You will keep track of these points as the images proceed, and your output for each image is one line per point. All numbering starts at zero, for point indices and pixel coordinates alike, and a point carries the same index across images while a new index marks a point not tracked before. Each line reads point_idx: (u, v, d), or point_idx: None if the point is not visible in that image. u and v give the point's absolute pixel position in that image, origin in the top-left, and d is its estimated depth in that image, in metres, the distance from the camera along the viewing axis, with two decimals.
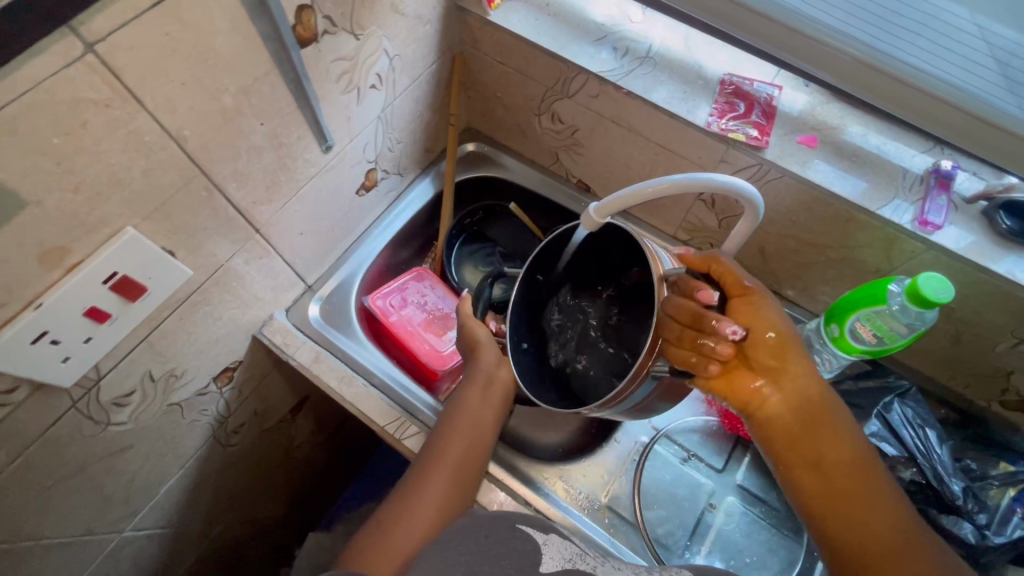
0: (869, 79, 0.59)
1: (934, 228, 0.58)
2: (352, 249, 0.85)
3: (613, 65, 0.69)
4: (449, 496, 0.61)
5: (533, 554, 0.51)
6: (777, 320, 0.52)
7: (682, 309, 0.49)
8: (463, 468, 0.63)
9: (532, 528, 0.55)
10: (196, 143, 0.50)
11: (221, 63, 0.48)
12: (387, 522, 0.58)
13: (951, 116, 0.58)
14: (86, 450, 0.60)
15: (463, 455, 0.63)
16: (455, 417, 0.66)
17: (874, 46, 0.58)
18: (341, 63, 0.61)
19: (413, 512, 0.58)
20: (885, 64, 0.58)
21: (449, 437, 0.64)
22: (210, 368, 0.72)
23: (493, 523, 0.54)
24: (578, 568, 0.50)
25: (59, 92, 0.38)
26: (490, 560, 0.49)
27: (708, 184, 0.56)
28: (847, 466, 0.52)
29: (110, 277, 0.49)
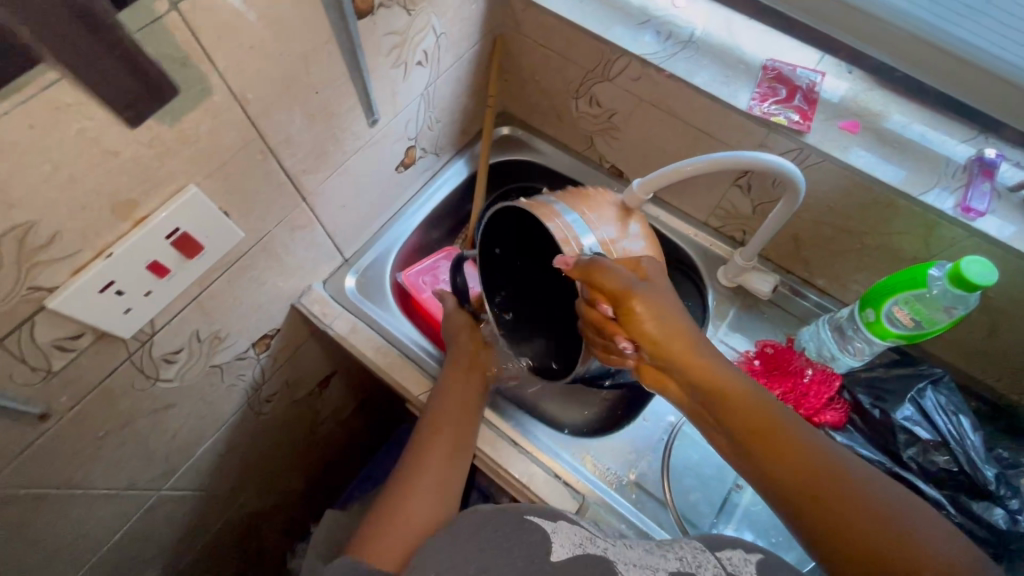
0: (922, 56, 0.60)
1: (976, 215, 0.58)
2: (388, 225, 0.87)
3: (656, 48, 0.69)
4: (446, 482, 0.63)
5: (542, 544, 0.47)
6: (662, 313, 0.55)
7: (589, 316, 0.58)
8: (455, 454, 0.65)
9: (541, 517, 0.51)
10: (257, 107, 0.52)
11: (286, 29, 0.50)
12: (389, 508, 0.59)
13: (1008, 93, 0.58)
14: (135, 404, 0.62)
15: (452, 441, 0.66)
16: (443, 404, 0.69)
17: (930, 23, 0.58)
18: (392, 37, 0.63)
19: (414, 498, 0.60)
20: (945, 41, 0.58)
21: (438, 425, 0.67)
22: (251, 333, 0.74)
23: (500, 514, 0.50)
24: (591, 555, 0.47)
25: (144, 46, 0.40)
26: (501, 553, 0.46)
27: (753, 163, 0.58)
28: (771, 450, 0.50)
29: (172, 232, 0.51)
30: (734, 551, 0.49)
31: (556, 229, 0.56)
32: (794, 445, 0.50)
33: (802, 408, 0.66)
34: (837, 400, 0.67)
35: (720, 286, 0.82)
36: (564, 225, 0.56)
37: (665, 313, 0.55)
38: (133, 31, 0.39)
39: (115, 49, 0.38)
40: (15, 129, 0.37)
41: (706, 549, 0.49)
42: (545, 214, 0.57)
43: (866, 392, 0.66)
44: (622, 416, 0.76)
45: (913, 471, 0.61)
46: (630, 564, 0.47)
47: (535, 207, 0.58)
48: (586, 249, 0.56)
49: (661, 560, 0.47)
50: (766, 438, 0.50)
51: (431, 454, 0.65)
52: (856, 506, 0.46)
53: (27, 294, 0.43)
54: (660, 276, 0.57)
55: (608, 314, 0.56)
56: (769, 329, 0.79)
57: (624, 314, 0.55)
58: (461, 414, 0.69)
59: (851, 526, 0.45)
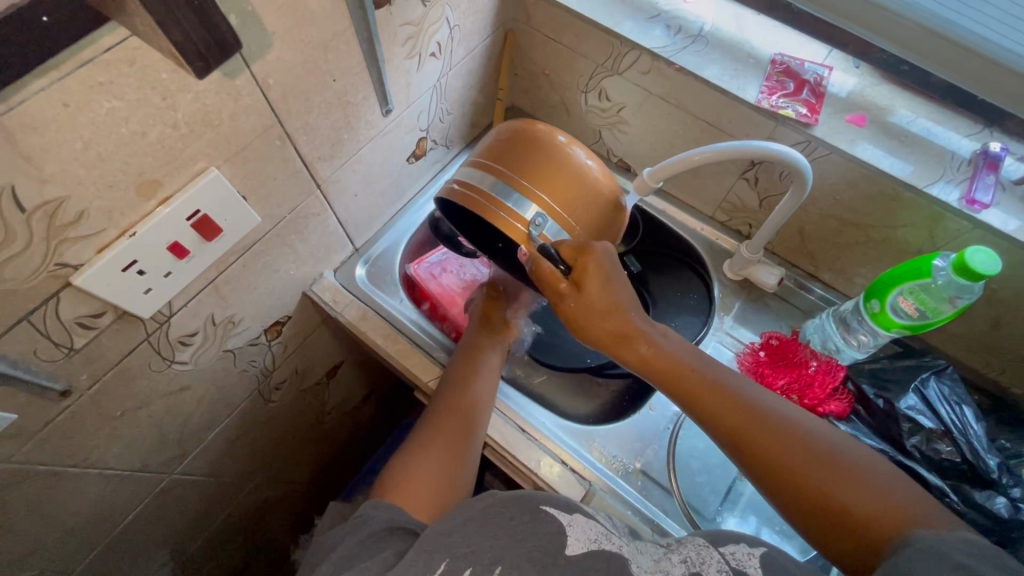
0: (932, 48, 0.60)
1: (981, 207, 0.59)
2: (397, 216, 0.88)
3: (667, 41, 0.70)
4: (464, 447, 0.63)
5: (559, 536, 0.48)
6: (603, 320, 0.58)
7: None
8: (472, 423, 0.66)
9: (556, 509, 0.51)
10: (278, 92, 0.53)
11: (308, 16, 0.51)
12: (406, 465, 0.60)
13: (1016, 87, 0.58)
14: (152, 384, 0.63)
15: (471, 409, 0.67)
16: (463, 375, 0.71)
17: (942, 17, 0.58)
18: (408, 28, 0.64)
19: (432, 457, 0.61)
20: (954, 32, 0.58)
21: (456, 393, 0.68)
22: (263, 319, 0.75)
23: (514, 503, 0.51)
24: (605, 551, 0.48)
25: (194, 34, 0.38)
26: (514, 545, 0.46)
27: (759, 152, 0.59)
28: (743, 430, 0.53)
29: (193, 214, 0.52)
30: (738, 546, 0.50)
31: (501, 222, 0.56)
32: (765, 422, 0.53)
33: (807, 398, 0.67)
34: (841, 391, 0.67)
35: (725, 278, 0.83)
36: (506, 215, 0.56)
37: (613, 290, 0.58)
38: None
39: (176, 12, 0.35)
40: (50, 106, 0.38)
41: (710, 545, 0.50)
42: (486, 205, 0.56)
43: (870, 382, 0.67)
44: (627, 407, 0.79)
45: (915, 459, 0.61)
46: (643, 570, 0.48)
47: (474, 206, 0.57)
48: (532, 230, 0.55)
49: (671, 564, 0.48)
50: (716, 412, 0.55)
51: (449, 420, 0.65)
52: (850, 480, 0.48)
53: (54, 271, 0.44)
54: (605, 251, 0.57)
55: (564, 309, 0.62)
56: (775, 321, 0.80)
57: (569, 318, 0.59)
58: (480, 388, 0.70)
59: (829, 497, 0.48)
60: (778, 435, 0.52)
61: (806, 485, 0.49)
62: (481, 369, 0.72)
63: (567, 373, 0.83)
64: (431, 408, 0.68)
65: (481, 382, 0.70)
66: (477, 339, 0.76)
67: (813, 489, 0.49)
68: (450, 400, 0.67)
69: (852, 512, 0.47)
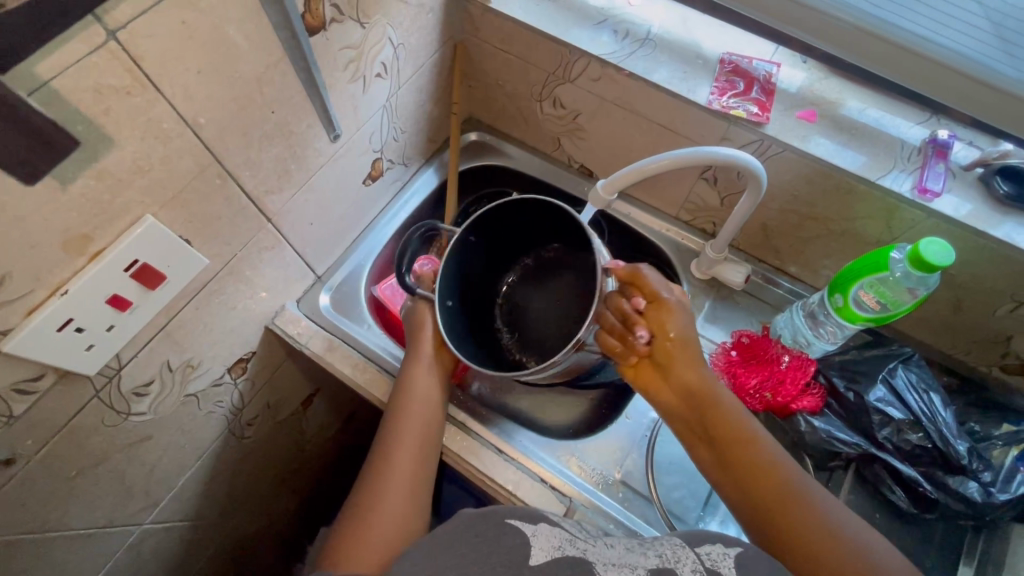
0: (870, 48, 0.60)
1: (933, 196, 0.59)
2: (360, 240, 0.86)
3: (614, 47, 0.70)
4: (413, 502, 0.61)
5: (522, 549, 0.47)
6: (680, 327, 0.62)
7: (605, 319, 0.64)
8: (422, 476, 0.64)
9: (520, 519, 0.50)
10: (211, 131, 0.51)
11: (234, 51, 0.49)
12: (350, 533, 0.58)
13: (954, 81, 0.59)
14: (108, 440, 0.61)
15: (417, 456, 0.65)
16: (406, 413, 0.67)
17: (875, 15, 0.59)
18: (348, 51, 0.62)
19: (379, 520, 0.59)
20: (889, 33, 0.59)
21: (399, 438, 0.65)
22: (225, 359, 0.72)
23: (479, 518, 0.50)
24: (569, 558, 0.47)
25: (84, 78, 0.39)
26: (478, 561, 0.46)
27: (712, 159, 0.59)
28: (761, 473, 0.55)
29: (131, 264, 0.50)
30: (714, 546, 0.50)
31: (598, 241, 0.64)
32: (773, 468, 0.55)
33: (780, 395, 0.67)
34: (813, 386, 0.67)
35: (694, 279, 0.82)
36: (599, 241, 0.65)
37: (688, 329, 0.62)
38: (26, 94, 0.37)
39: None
40: None
41: (687, 545, 0.50)
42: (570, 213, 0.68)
43: (840, 375, 0.67)
44: (606, 416, 0.78)
45: (889, 450, 0.62)
46: (609, 564, 0.47)
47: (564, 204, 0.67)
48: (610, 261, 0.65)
49: (642, 558, 0.48)
50: (745, 450, 0.56)
51: (402, 463, 0.63)
52: (818, 519, 0.52)
53: None
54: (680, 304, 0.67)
55: (635, 310, 0.62)
56: (745, 318, 0.80)
57: (653, 310, 0.62)
58: (424, 429, 0.67)
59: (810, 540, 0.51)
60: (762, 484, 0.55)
61: (787, 527, 0.52)
62: (424, 401, 0.68)
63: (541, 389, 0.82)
64: (375, 453, 0.65)
65: (425, 421, 0.67)
66: (417, 364, 0.71)
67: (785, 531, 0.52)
68: (394, 449, 0.64)
69: (819, 557, 0.50)
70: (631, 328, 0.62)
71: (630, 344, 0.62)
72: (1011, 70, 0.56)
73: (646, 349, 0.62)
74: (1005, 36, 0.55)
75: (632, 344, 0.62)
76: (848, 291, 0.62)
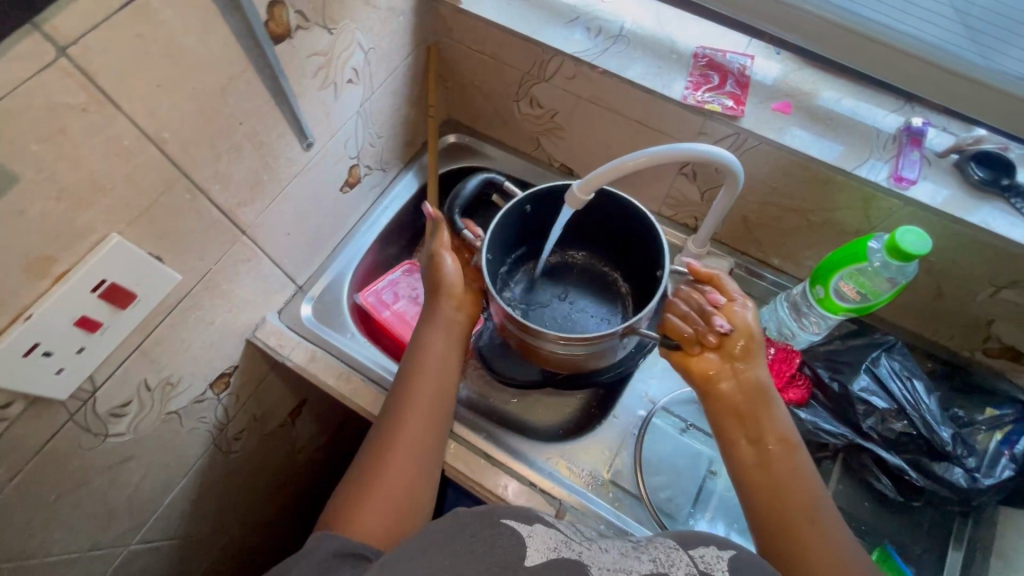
0: (839, 40, 0.61)
1: (909, 183, 0.59)
2: (339, 248, 0.85)
3: (587, 45, 0.69)
4: (419, 472, 0.60)
5: (518, 549, 0.47)
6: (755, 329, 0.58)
7: (676, 309, 0.62)
8: (431, 441, 0.63)
9: (516, 519, 0.50)
10: (176, 145, 0.50)
11: (195, 64, 0.48)
12: (356, 493, 0.58)
13: (922, 71, 0.59)
14: (86, 463, 0.60)
15: (427, 420, 0.63)
16: (419, 376, 0.65)
17: (843, 6, 0.59)
18: (316, 58, 0.61)
19: (386, 481, 0.58)
20: (856, 24, 0.59)
21: (410, 401, 0.63)
22: (206, 374, 0.71)
23: (474, 517, 0.49)
24: (565, 561, 0.47)
25: (35, 97, 0.38)
26: (475, 561, 0.45)
27: (688, 155, 0.57)
28: (796, 490, 0.54)
29: (98, 285, 0.49)
30: (706, 548, 0.49)
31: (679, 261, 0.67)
32: (806, 483, 0.54)
33: None
34: (799, 377, 0.66)
35: None
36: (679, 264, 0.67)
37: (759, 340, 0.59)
38: None
39: None
40: None
41: (680, 547, 0.50)
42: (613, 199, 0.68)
43: (824, 365, 0.66)
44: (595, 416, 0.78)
45: (874, 440, 0.62)
46: (605, 569, 0.47)
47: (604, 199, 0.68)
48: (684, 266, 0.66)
49: (636, 562, 0.48)
50: (778, 463, 0.55)
51: (414, 427, 0.62)
52: (830, 538, 0.52)
53: None
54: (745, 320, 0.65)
55: (715, 304, 0.60)
56: None
57: (730, 307, 0.59)
58: (437, 392, 0.65)
59: (813, 554, 0.51)
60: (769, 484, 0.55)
61: (790, 535, 0.52)
62: (439, 365, 0.66)
63: (528, 391, 0.81)
64: (386, 413, 0.64)
65: (438, 385, 0.65)
66: (435, 325, 0.69)
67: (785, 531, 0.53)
68: (404, 410, 0.63)
69: (819, 563, 0.51)
70: (706, 318, 0.59)
71: (701, 332, 0.59)
72: (979, 59, 0.56)
73: (715, 339, 0.58)
74: (973, 24, 0.55)
75: (704, 333, 0.59)
76: (830, 283, 0.62)
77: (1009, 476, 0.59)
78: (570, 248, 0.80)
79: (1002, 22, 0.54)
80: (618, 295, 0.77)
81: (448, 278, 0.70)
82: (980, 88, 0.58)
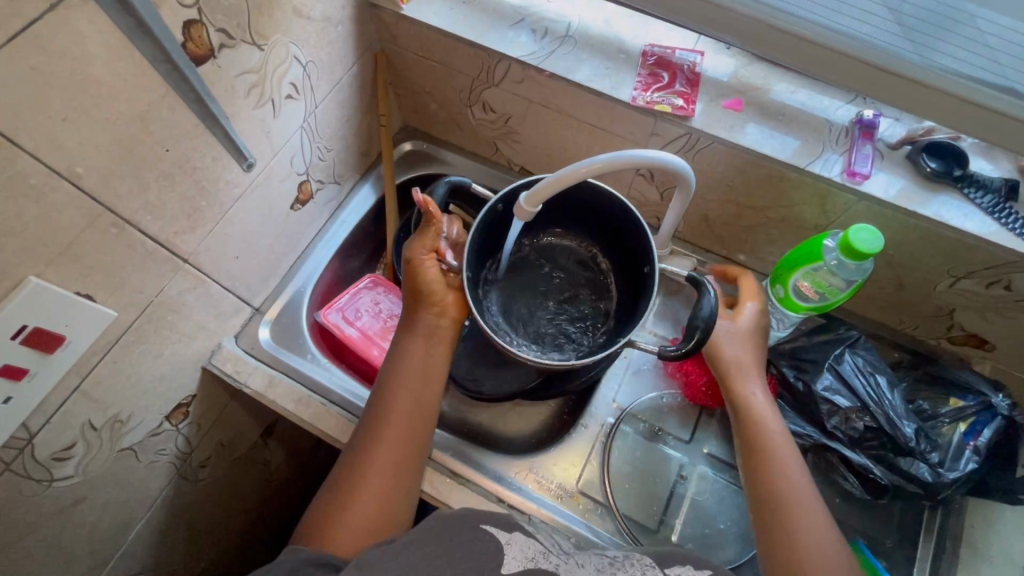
0: (773, 39, 0.60)
1: (862, 178, 0.58)
2: (297, 266, 0.83)
3: (533, 48, 0.67)
4: (398, 482, 0.58)
5: (496, 555, 0.48)
6: (721, 346, 0.60)
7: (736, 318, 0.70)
8: (412, 451, 0.60)
9: (497, 526, 0.51)
10: (94, 179, 0.48)
11: (106, 93, 0.45)
12: (331, 506, 0.56)
13: (857, 70, 0.58)
14: (31, 510, 0.57)
15: (406, 431, 0.60)
16: (397, 386, 0.62)
17: (774, 5, 0.58)
18: (247, 76, 0.58)
19: (362, 494, 0.56)
20: (792, 25, 0.58)
21: (388, 411, 0.61)
22: (161, 407, 0.69)
23: (455, 521, 0.50)
24: (542, 569, 0.48)
25: None
26: (453, 564, 0.46)
27: (635, 160, 0.54)
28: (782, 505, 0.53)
29: (19, 331, 0.46)
30: (684, 568, 0.51)
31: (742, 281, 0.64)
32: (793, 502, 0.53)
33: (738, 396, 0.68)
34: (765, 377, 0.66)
35: None
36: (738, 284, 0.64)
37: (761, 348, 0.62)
38: None
39: None
40: None
41: (656, 565, 0.51)
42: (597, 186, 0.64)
43: (790, 365, 0.66)
44: (567, 423, 0.77)
45: (839, 439, 0.62)
46: None
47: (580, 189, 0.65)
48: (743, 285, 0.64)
49: None
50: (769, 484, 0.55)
51: (394, 436, 0.60)
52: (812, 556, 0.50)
53: None
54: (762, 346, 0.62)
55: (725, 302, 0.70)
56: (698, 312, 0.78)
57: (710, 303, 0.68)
58: (417, 401, 0.62)
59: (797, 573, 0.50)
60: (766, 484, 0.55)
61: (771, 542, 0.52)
62: (418, 374, 0.63)
63: (497, 403, 0.80)
64: (363, 424, 0.61)
65: (417, 394, 0.62)
66: (416, 331, 0.64)
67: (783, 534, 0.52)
68: (383, 421, 0.60)
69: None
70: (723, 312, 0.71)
71: None
72: (911, 55, 0.56)
73: None
74: (904, 22, 0.55)
75: None
76: (791, 287, 0.62)
77: (972, 468, 0.59)
78: (541, 231, 0.75)
79: (935, 21, 0.54)
80: (598, 271, 0.74)
81: (430, 285, 0.64)
82: (912, 85, 0.57)
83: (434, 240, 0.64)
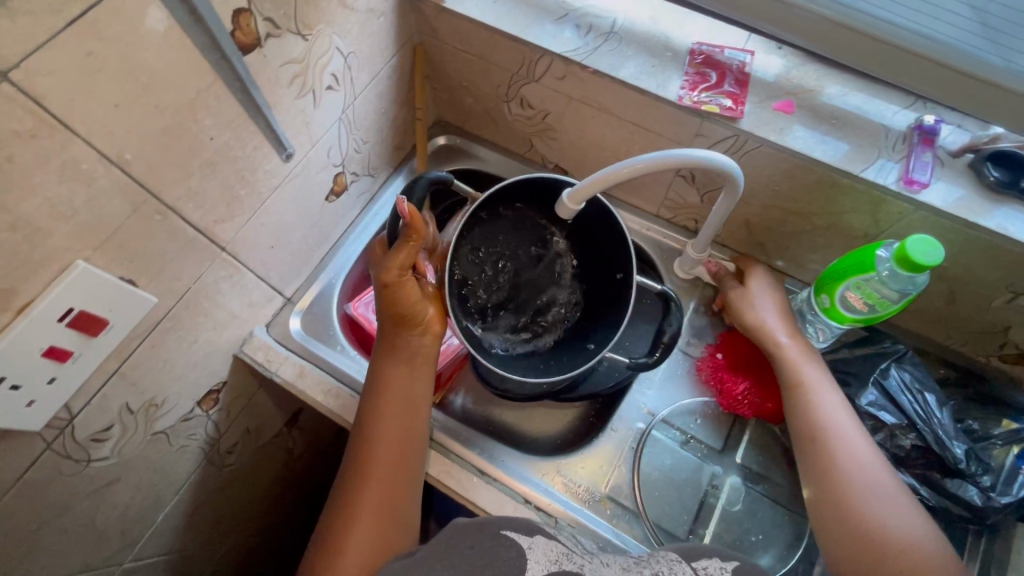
0: (838, 37, 0.58)
1: (920, 186, 0.56)
2: (328, 258, 0.83)
3: (578, 43, 0.66)
4: (395, 503, 0.58)
5: (518, 562, 0.47)
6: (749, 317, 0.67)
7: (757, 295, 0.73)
8: (404, 472, 0.60)
9: (517, 532, 0.51)
10: (141, 166, 0.48)
11: (155, 80, 0.45)
12: (331, 537, 0.56)
13: (924, 68, 0.56)
14: (69, 489, 0.59)
15: (396, 459, 0.60)
16: (386, 411, 0.61)
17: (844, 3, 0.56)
18: (290, 67, 0.58)
19: (362, 522, 0.56)
20: (858, 21, 0.56)
21: (376, 440, 0.60)
22: (193, 393, 0.70)
23: (473, 529, 0.50)
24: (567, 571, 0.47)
25: None
26: (477, 569, 0.45)
27: (684, 162, 0.53)
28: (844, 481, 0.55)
29: (65, 314, 0.47)
30: (710, 560, 0.50)
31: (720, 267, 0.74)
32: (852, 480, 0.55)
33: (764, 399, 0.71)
34: None
35: (678, 279, 0.78)
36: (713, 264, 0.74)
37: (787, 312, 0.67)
38: None
39: None
40: None
41: (682, 560, 0.50)
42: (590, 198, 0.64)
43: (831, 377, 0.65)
44: (595, 425, 0.76)
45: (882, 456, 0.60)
46: None
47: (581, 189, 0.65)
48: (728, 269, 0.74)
49: None
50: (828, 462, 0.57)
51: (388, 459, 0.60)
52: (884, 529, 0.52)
53: None
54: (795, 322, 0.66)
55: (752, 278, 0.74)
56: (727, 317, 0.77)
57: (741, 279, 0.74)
58: (406, 424, 0.62)
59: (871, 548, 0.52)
60: (828, 481, 0.56)
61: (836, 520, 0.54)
62: (404, 400, 0.62)
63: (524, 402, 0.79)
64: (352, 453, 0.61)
65: (405, 416, 0.62)
66: (398, 353, 0.64)
67: (858, 523, 0.53)
68: (371, 450, 0.60)
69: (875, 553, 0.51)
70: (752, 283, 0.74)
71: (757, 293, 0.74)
72: (993, 57, 0.53)
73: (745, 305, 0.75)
74: (988, 22, 0.52)
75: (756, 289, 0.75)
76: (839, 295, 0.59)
77: None
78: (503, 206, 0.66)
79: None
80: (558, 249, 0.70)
81: (411, 307, 0.62)
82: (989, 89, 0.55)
83: (410, 256, 0.59)
